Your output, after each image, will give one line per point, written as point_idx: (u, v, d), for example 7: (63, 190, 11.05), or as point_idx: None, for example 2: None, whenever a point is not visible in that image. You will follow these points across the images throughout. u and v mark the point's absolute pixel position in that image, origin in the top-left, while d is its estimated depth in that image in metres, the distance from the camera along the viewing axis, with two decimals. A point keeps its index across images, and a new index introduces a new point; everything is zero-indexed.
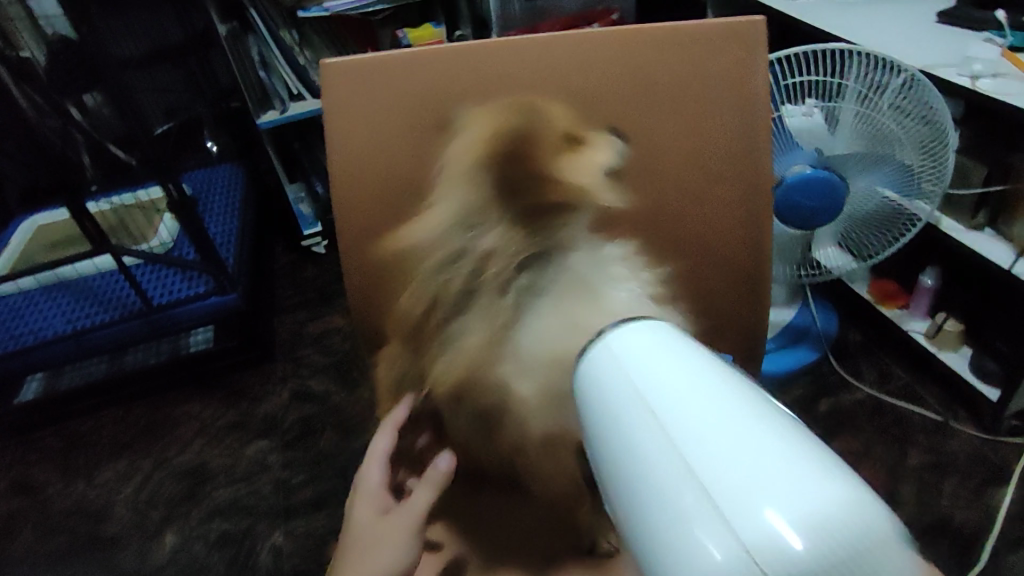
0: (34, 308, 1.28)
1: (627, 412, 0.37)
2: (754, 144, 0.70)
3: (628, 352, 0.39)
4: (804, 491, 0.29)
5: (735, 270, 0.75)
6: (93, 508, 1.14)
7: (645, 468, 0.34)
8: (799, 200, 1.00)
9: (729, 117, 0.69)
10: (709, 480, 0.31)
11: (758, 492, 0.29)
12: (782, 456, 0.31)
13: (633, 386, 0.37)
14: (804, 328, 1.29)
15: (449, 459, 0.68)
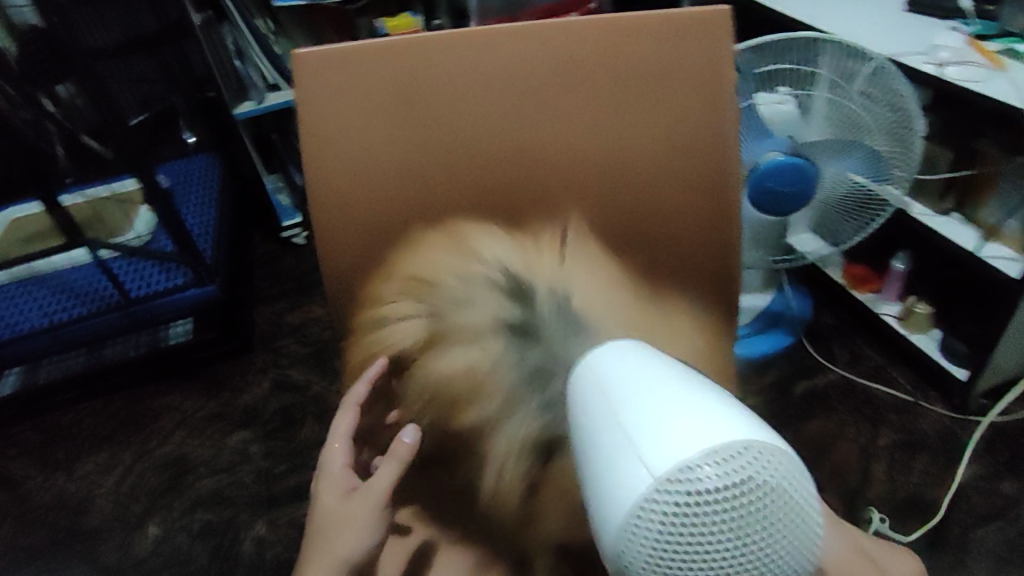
0: (9, 301, 1.27)
1: (589, 414, 0.45)
2: (720, 133, 0.71)
3: (594, 368, 0.48)
4: (701, 439, 0.37)
5: (704, 260, 0.75)
6: (73, 501, 1.14)
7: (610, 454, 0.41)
8: (771, 185, 1.02)
9: (698, 105, 0.70)
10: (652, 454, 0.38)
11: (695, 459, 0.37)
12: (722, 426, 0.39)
13: (593, 390, 0.46)
14: (778, 313, 1.31)
15: (414, 431, 0.66)
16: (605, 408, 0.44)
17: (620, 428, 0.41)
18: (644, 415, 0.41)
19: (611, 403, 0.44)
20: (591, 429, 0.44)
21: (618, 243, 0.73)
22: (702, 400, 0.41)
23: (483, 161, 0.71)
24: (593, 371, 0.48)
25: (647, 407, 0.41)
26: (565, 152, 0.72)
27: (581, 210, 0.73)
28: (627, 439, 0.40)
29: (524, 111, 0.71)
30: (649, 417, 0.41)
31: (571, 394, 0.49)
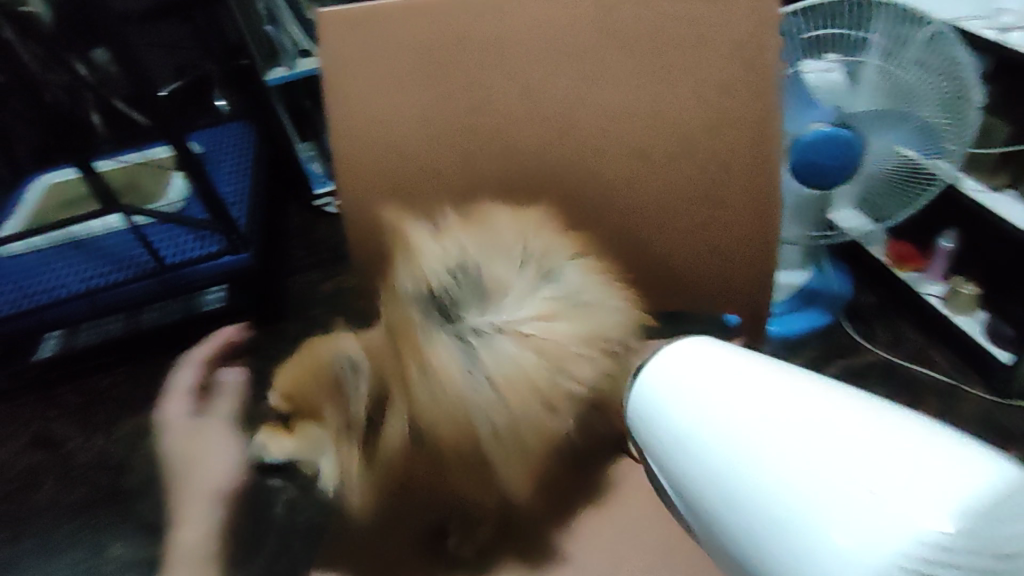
0: (49, 267, 1.29)
1: (695, 439, 0.43)
2: (767, 105, 0.66)
3: (664, 376, 0.48)
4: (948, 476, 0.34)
5: (742, 236, 0.72)
6: (115, 460, 1.18)
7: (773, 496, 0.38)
8: (814, 158, 0.98)
9: (743, 68, 0.65)
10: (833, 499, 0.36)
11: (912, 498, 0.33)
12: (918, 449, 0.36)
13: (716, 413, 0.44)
14: (816, 291, 1.30)
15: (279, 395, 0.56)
16: (756, 447, 0.40)
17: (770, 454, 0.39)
18: (806, 441, 0.38)
19: (749, 431, 0.41)
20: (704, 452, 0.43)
21: (650, 215, 0.71)
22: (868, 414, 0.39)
23: (522, 132, 0.69)
24: (682, 383, 0.47)
25: (800, 427, 0.40)
26: (603, 121, 0.68)
27: (614, 180, 0.70)
28: (799, 478, 0.37)
29: (564, 81, 0.68)
30: (808, 437, 0.39)
31: (644, 408, 0.48)
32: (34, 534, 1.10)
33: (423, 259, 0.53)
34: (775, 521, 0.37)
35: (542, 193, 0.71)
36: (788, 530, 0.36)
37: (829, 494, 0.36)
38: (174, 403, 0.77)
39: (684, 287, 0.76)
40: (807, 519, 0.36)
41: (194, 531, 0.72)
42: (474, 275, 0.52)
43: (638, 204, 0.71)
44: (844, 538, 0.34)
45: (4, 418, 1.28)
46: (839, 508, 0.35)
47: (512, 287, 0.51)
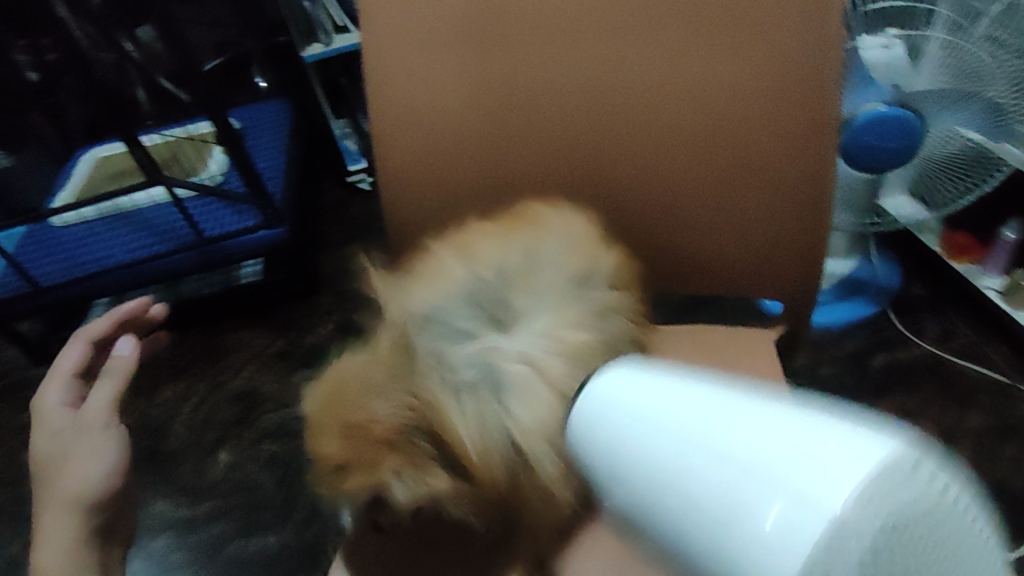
0: (96, 237, 1.33)
1: (616, 447, 0.39)
2: (829, 83, 0.60)
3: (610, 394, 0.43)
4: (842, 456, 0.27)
5: (792, 221, 0.67)
6: (154, 425, 1.22)
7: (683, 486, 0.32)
8: (870, 141, 0.92)
9: (802, 38, 0.59)
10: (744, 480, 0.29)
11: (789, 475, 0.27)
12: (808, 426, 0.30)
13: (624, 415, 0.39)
14: (864, 280, 1.26)
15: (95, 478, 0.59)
16: (668, 441, 0.35)
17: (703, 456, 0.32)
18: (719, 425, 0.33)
19: (693, 431, 0.34)
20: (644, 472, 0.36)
21: (694, 195, 0.68)
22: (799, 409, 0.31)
23: (558, 107, 0.66)
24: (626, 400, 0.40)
25: (740, 424, 0.32)
26: (642, 96, 0.65)
27: (653, 157, 0.67)
28: (704, 471, 0.31)
29: (603, 53, 0.64)
30: (741, 438, 0.31)
31: (586, 427, 0.43)
32: None
33: (460, 274, 0.55)
34: (717, 537, 0.29)
35: (577, 169, 0.69)
36: (725, 538, 0.29)
37: (763, 487, 0.28)
38: (53, 386, 0.65)
39: (732, 268, 0.73)
40: (738, 524, 0.28)
41: (51, 551, 0.57)
42: (513, 288, 0.54)
43: (681, 183, 0.68)
44: (773, 529, 0.27)
45: None
46: (765, 500, 0.28)
47: (544, 303, 0.53)
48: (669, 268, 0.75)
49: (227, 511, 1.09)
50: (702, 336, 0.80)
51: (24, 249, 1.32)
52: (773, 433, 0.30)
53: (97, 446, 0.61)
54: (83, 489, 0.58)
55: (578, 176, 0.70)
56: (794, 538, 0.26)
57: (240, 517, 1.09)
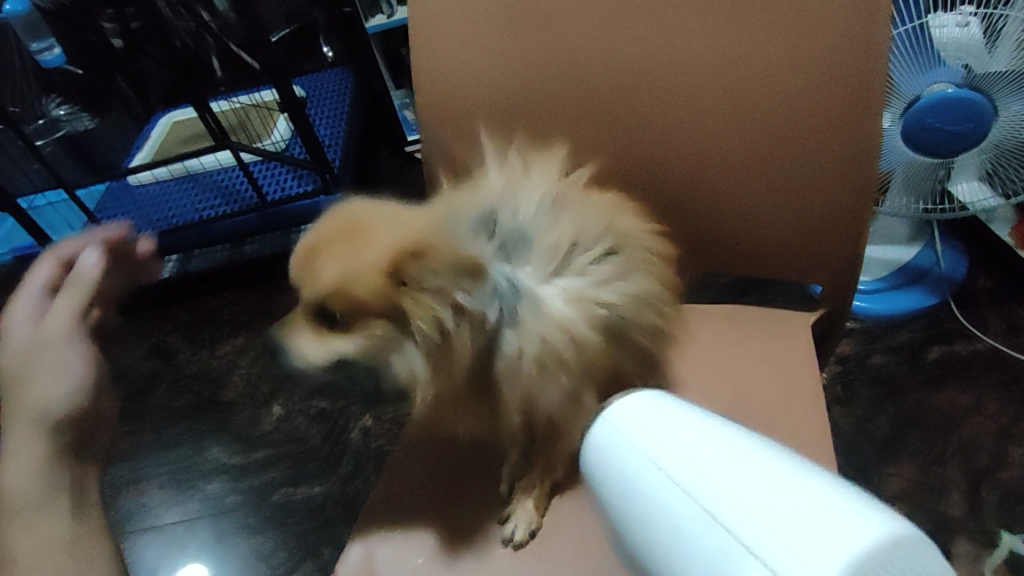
0: (169, 197, 1.43)
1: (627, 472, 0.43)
2: (878, 62, 0.59)
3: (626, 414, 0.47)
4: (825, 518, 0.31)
5: (833, 203, 0.66)
6: (216, 375, 1.31)
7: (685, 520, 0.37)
8: (933, 123, 0.89)
9: (851, 19, 0.58)
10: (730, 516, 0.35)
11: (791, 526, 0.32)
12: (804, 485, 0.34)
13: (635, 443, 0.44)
14: (923, 270, 1.21)
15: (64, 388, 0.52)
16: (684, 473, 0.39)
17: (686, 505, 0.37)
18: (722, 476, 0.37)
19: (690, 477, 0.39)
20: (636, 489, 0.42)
21: (733, 177, 0.68)
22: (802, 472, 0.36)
23: (604, 84, 0.67)
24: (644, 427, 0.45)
25: (736, 474, 0.37)
26: (692, 74, 0.64)
27: (692, 137, 0.67)
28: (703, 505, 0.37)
29: (655, 31, 0.64)
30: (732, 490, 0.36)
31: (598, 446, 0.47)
32: (147, 431, 1.24)
33: (507, 187, 0.67)
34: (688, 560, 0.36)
35: (616, 145, 0.71)
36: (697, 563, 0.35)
37: (735, 535, 0.33)
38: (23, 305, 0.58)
39: (770, 250, 0.72)
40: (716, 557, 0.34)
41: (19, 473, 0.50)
42: (554, 209, 0.66)
43: (719, 164, 0.68)
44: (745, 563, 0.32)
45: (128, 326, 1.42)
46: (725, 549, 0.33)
47: (581, 227, 0.66)
48: (706, 247, 0.75)
49: (277, 460, 1.17)
50: (739, 316, 0.80)
51: (106, 206, 1.42)
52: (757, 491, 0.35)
53: (58, 360, 0.52)
54: (49, 407, 0.51)
55: (618, 152, 0.71)
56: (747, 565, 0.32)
57: (288, 466, 1.16)
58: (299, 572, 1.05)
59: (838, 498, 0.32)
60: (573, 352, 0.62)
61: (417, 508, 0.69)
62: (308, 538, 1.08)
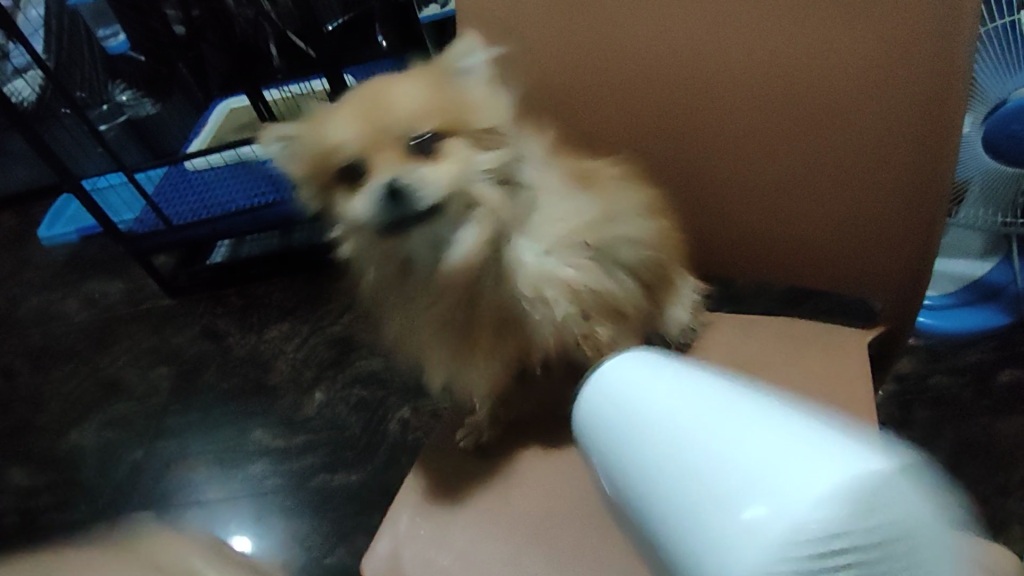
0: (223, 184, 1.47)
1: (637, 422, 0.35)
2: (957, 59, 0.53)
3: (608, 375, 0.41)
4: (825, 466, 0.25)
5: (897, 209, 0.62)
6: (261, 358, 1.33)
7: (681, 463, 0.30)
8: (1022, 130, 0.82)
9: (921, 21, 0.53)
10: (726, 462, 0.28)
11: (780, 483, 0.25)
12: (807, 435, 0.27)
13: (609, 404, 0.39)
14: (999, 286, 1.14)
15: None
16: (678, 432, 0.32)
17: (710, 430, 0.30)
18: (711, 413, 0.32)
19: (682, 413, 0.33)
20: (621, 434, 0.36)
21: (780, 182, 0.66)
22: (792, 420, 0.29)
23: (656, 81, 0.65)
24: (632, 380, 0.39)
25: (725, 419, 0.30)
26: (742, 76, 0.62)
27: (736, 142, 0.65)
28: (702, 464, 0.29)
29: (705, 27, 0.61)
30: (714, 429, 0.30)
31: (587, 407, 0.41)
32: (197, 410, 1.28)
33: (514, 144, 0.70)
34: (677, 525, 0.29)
35: (665, 142, 0.69)
36: (692, 521, 0.28)
37: (751, 483, 0.26)
38: None
39: (819, 260, 0.69)
40: (711, 521, 0.27)
41: None
42: (543, 172, 0.70)
43: (773, 164, 0.65)
44: (748, 523, 0.25)
45: (182, 307, 1.47)
46: (758, 495, 0.26)
47: (571, 199, 0.69)
48: (753, 254, 0.72)
49: (317, 445, 1.19)
50: (789, 330, 0.72)
51: (164, 191, 1.48)
52: (773, 443, 0.27)
53: None
54: None
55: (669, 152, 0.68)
56: (767, 547, 0.24)
57: (327, 453, 1.18)
58: (331, 559, 1.06)
59: (819, 435, 0.27)
60: (580, 321, 0.67)
61: (439, 504, 0.68)
62: (341, 526, 1.09)
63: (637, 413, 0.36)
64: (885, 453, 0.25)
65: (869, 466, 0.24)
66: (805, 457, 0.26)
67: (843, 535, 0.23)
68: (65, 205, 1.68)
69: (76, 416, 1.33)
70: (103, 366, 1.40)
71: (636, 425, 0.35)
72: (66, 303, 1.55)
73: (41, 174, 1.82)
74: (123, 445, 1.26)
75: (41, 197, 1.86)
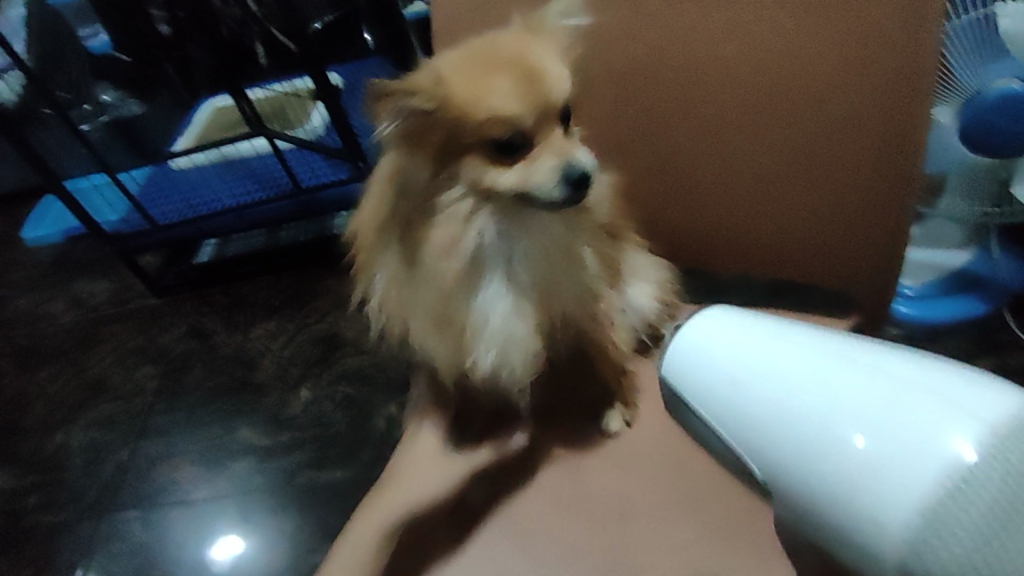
0: (208, 183, 1.47)
1: (733, 379, 0.37)
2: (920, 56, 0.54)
3: (696, 344, 0.39)
4: (962, 407, 0.30)
5: (869, 201, 0.62)
6: (247, 357, 1.33)
7: (789, 419, 0.34)
8: (994, 121, 0.83)
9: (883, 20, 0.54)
10: (837, 405, 0.32)
11: (947, 433, 0.29)
12: (918, 376, 0.32)
13: (715, 363, 0.38)
14: (981, 277, 1.15)
15: None
16: (784, 375, 0.35)
17: (810, 387, 0.34)
18: (840, 374, 0.34)
19: (788, 372, 0.35)
20: (743, 402, 0.36)
21: (751, 178, 0.66)
22: (898, 359, 0.34)
23: (631, 75, 0.67)
24: (719, 338, 0.39)
25: (851, 371, 0.34)
26: (713, 73, 0.63)
27: (708, 137, 0.66)
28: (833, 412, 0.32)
29: (677, 22, 0.62)
30: (815, 369, 0.34)
31: (682, 364, 0.40)
32: (183, 410, 1.28)
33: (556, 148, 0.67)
34: (800, 465, 0.32)
35: (639, 137, 0.70)
36: (819, 468, 0.32)
37: (863, 420, 0.31)
38: None
39: (791, 254, 0.70)
40: (836, 452, 0.31)
41: None
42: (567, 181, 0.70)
43: (745, 159, 0.66)
44: (867, 451, 0.30)
45: (169, 306, 1.47)
46: (892, 448, 0.30)
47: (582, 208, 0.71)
48: (727, 248, 0.73)
49: (304, 443, 1.19)
50: (768, 319, 0.76)
51: (149, 190, 1.47)
52: (869, 378, 0.33)
53: None
54: None
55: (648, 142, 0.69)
56: (905, 478, 0.28)
57: (314, 450, 1.18)
58: (319, 557, 1.06)
59: (922, 371, 0.33)
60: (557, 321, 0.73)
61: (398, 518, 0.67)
62: (328, 523, 1.09)
63: (733, 368, 0.37)
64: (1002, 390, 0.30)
65: (968, 450, 0.28)
66: (926, 400, 0.31)
67: (991, 487, 0.27)
68: (51, 206, 1.67)
69: (62, 417, 1.33)
70: (89, 366, 1.40)
71: (740, 396, 0.36)
72: (52, 304, 1.54)
73: (24, 175, 1.81)
74: (109, 445, 1.26)
75: (24, 198, 1.85)
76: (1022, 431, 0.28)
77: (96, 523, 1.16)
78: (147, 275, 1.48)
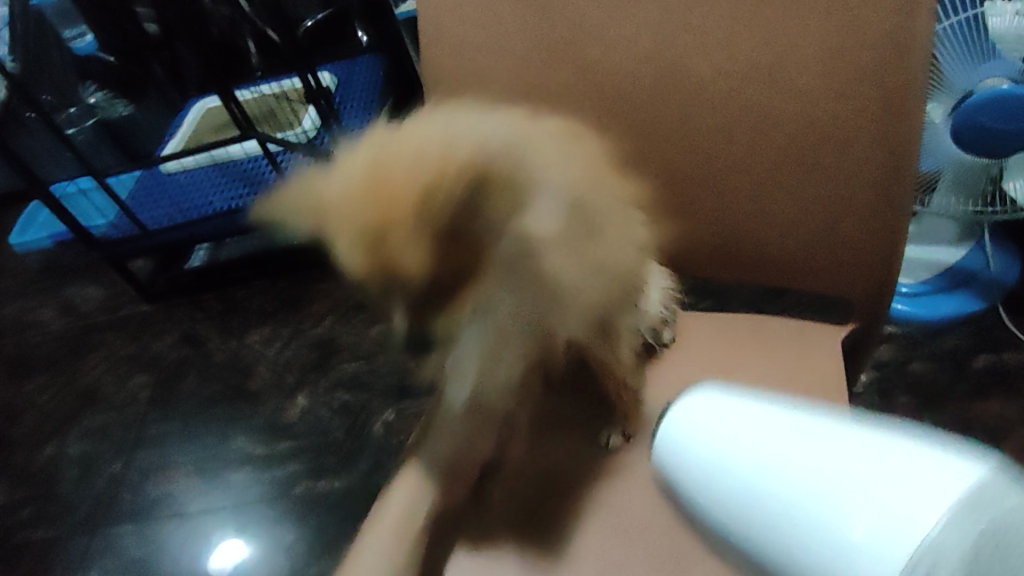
0: (199, 187, 1.45)
1: (714, 469, 0.37)
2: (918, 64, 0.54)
3: (679, 434, 0.40)
4: (935, 480, 0.29)
5: (861, 211, 0.63)
6: (243, 364, 1.32)
7: (769, 502, 0.34)
8: (986, 122, 0.84)
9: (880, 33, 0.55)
10: (813, 493, 0.32)
11: (919, 509, 0.29)
12: (891, 449, 0.32)
13: (696, 456, 0.38)
14: (971, 272, 1.15)
15: None
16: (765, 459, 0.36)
17: (786, 474, 0.34)
18: (813, 455, 0.34)
19: (765, 462, 0.35)
20: (725, 492, 0.36)
21: (748, 189, 0.66)
22: (876, 432, 0.34)
23: (630, 81, 0.64)
24: (701, 422, 0.40)
25: (825, 449, 0.34)
26: (709, 83, 0.62)
27: (705, 150, 0.66)
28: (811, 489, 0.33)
29: (674, 29, 0.61)
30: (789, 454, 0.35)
31: (668, 454, 0.40)
32: (178, 419, 1.27)
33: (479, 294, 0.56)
34: (788, 551, 0.32)
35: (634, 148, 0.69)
36: (807, 551, 0.31)
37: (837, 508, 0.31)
38: None
39: (788, 263, 0.70)
40: (817, 537, 0.31)
41: None
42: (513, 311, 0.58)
43: (742, 172, 0.66)
44: (851, 537, 0.30)
45: (161, 313, 1.45)
46: (867, 531, 0.29)
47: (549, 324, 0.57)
48: (723, 257, 0.73)
49: (300, 451, 1.19)
50: (762, 330, 0.77)
51: (138, 195, 1.46)
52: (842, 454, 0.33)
53: None
54: None
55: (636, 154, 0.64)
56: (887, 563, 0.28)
57: (310, 459, 1.17)
58: (317, 567, 1.06)
59: (898, 441, 0.33)
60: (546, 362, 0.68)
61: None
62: (326, 532, 1.09)
63: (714, 455, 0.38)
64: (976, 460, 0.30)
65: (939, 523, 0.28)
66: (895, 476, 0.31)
67: (973, 550, 0.27)
68: (35, 211, 1.62)
69: (55, 428, 1.31)
70: (81, 376, 1.38)
71: (725, 481, 0.36)
72: (43, 312, 1.53)
73: (12, 180, 1.79)
74: (101, 457, 1.25)
75: (13, 203, 1.83)
76: (1000, 500, 0.28)
77: (90, 537, 1.15)
78: (139, 281, 1.47)
